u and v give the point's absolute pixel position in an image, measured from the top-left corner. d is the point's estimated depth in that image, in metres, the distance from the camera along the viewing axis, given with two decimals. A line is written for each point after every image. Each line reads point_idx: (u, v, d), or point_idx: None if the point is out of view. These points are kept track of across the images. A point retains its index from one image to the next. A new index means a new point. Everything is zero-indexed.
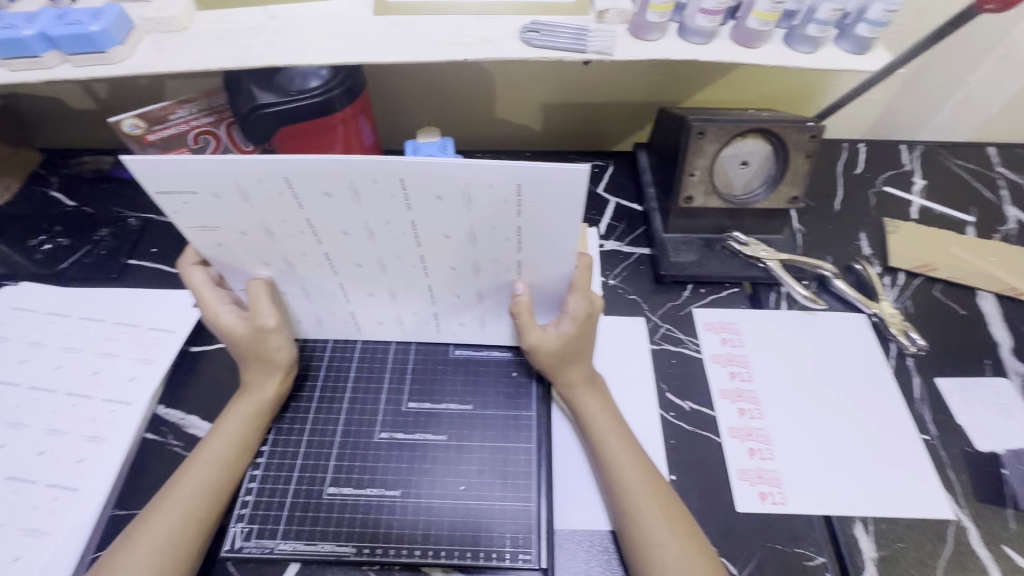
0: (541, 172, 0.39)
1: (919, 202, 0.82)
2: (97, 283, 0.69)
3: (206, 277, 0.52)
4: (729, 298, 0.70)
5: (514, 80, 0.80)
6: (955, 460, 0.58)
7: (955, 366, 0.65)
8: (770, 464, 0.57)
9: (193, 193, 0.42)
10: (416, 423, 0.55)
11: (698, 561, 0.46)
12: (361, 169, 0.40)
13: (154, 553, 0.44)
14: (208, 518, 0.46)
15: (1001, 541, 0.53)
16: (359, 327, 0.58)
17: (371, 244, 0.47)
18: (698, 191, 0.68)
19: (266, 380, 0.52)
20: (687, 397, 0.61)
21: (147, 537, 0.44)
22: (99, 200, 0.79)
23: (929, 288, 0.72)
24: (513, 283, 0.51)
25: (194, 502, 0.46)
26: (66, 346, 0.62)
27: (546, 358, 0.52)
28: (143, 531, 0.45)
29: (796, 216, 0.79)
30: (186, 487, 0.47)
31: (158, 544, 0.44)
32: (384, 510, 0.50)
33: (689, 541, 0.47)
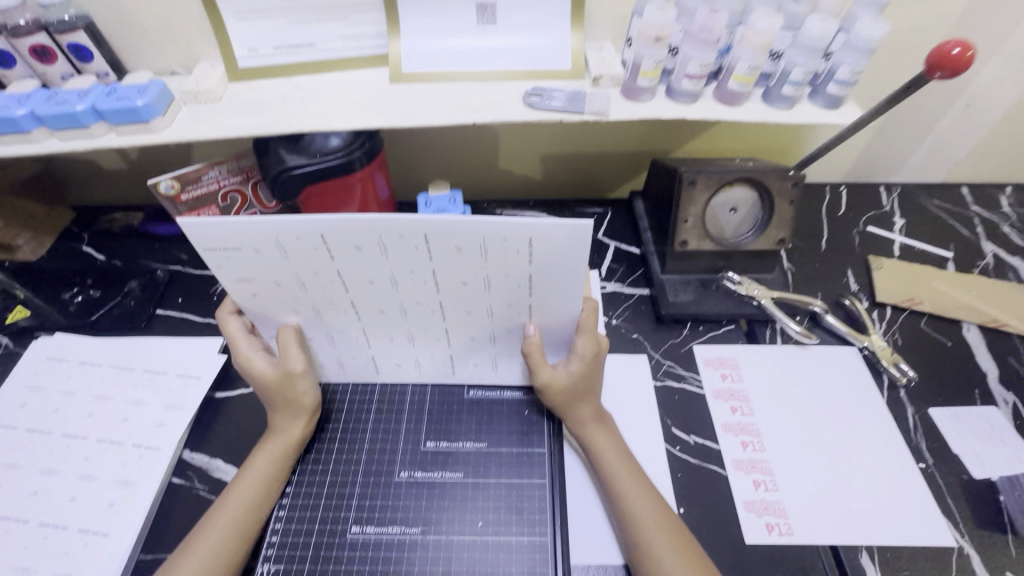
0: (551, 227, 0.44)
1: (900, 240, 0.87)
2: (126, 332, 0.73)
3: (240, 325, 0.56)
4: (726, 335, 0.73)
5: (516, 137, 0.86)
6: (953, 487, 0.60)
7: (946, 396, 0.68)
8: (775, 495, 0.59)
9: (236, 248, 0.47)
10: (433, 461, 0.57)
11: None
12: (389, 226, 0.44)
13: None
14: (237, 559, 0.48)
15: (1004, 568, 0.55)
16: (378, 369, 0.62)
17: (394, 292, 0.51)
18: (692, 236, 0.73)
19: (292, 423, 0.55)
20: (691, 431, 0.64)
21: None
22: (128, 253, 0.83)
23: (915, 321, 0.76)
24: (524, 326, 0.54)
25: (224, 542, 0.48)
26: (98, 394, 0.65)
27: (557, 396, 0.55)
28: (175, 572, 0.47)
29: (786, 255, 0.84)
30: (216, 528, 0.49)
31: None
32: (405, 548, 0.52)
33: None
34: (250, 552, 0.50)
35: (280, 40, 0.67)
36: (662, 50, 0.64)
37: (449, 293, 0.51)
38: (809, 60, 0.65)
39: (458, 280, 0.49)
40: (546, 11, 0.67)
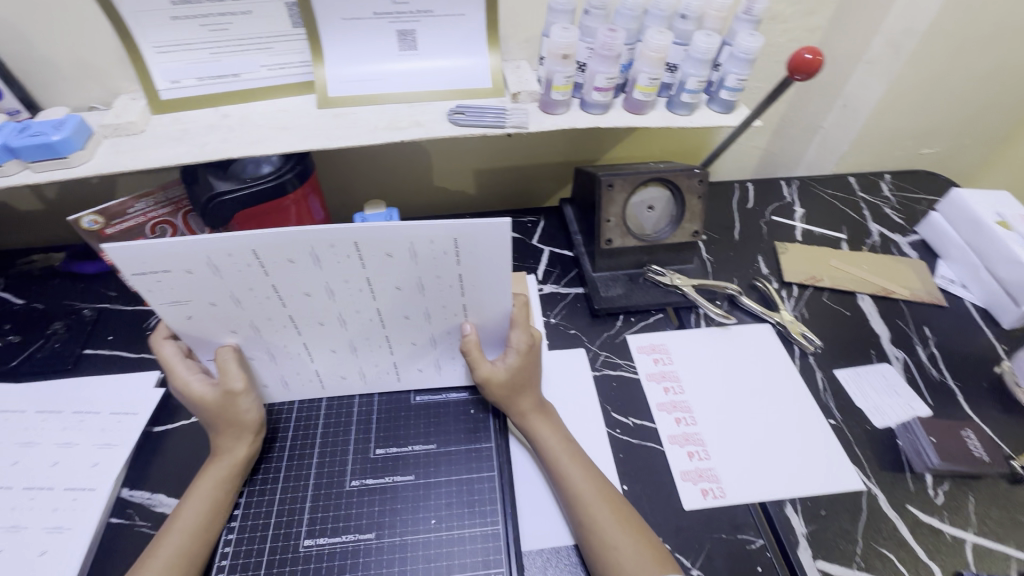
0: (473, 226, 0.47)
1: (802, 226, 0.97)
2: (51, 375, 0.70)
3: (176, 350, 0.56)
4: (656, 323, 0.79)
5: (448, 155, 0.90)
6: (859, 437, 0.67)
7: (848, 359, 0.76)
8: (707, 462, 0.64)
9: (166, 271, 0.47)
10: (384, 467, 0.59)
11: (652, 556, 0.50)
12: (319, 237, 0.46)
13: None
14: None
15: (906, 502, 0.62)
16: (323, 383, 0.63)
17: (331, 303, 0.53)
18: (616, 234, 0.79)
19: (236, 443, 0.55)
20: (630, 413, 0.69)
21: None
22: (51, 295, 0.80)
23: (818, 296, 0.84)
24: (462, 325, 0.57)
25: (169, 571, 0.47)
26: (23, 442, 0.62)
27: (498, 389, 0.58)
28: None
29: (704, 247, 0.92)
30: (159, 557, 0.48)
31: None
32: (361, 554, 0.52)
33: (644, 543, 0.51)
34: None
35: (203, 71, 0.68)
36: (570, 66, 0.70)
37: (385, 300, 0.53)
38: (700, 70, 0.73)
39: (393, 285, 0.52)
40: (463, 35, 0.72)
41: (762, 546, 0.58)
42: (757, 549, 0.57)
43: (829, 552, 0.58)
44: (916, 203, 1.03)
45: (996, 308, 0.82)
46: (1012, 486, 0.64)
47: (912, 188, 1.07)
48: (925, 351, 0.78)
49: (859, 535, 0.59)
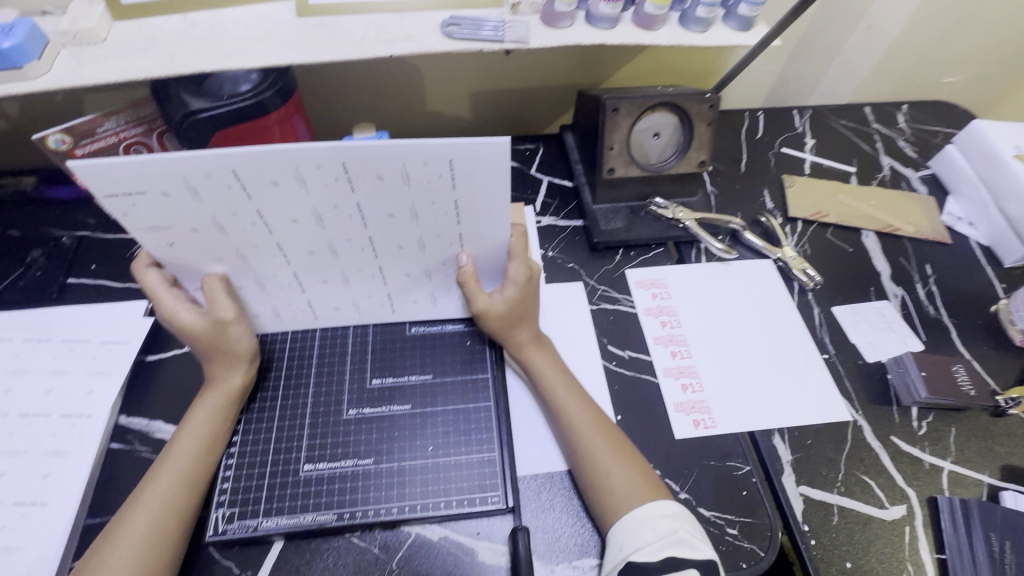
0: (470, 146, 0.44)
1: (811, 158, 0.93)
2: (35, 305, 0.68)
3: (160, 278, 0.53)
4: (655, 257, 0.77)
5: (441, 75, 0.84)
6: (850, 371, 0.68)
7: (847, 295, 0.75)
8: (701, 394, 0.65)
9: (141, 192, 0.44)
10: (381, 396, 0.59)
11: (642, 482, 0.52)
12: (303, 156, 0.43)
13: (138, 544, 0.46)
14: (189, 508, 0.49)
15: (890, 433, 0.64)
16: (316, 314, 0.62)
17: (321, 231, 0.50)
18: (619, 163, 0.75)
19: (231, 372, 0.55)
20: (626, 346, 0.69)
21: (127, 528, 0.46)
22: (25, 222, 0.76)
23: (822, 231, 0.83)
24: (458, 256, 0.55)
25: (171, 494, 0.49)
26: (13, 369, 0.61)
27: (495, 321, 0.57)
28: (122, 527, 0.46)
29: (709, 179, 0.88)
30: (161, 480, 0.49)
31: (141, 535, 0.46)
32: (359, 478, 0.54)
33: (635, 469, 0.53)
34: (201, 501, 0.51)
35: None
36: None
37: (378, 228, 0.51)
38: None
39: (385, 212, 0.49)
40: None
41: (749, 472, 0.59)
42: (744, 474, 0.59)
43: (812, 477, 0.60)
44: (932, 135, 0.99)
45: (1000, 246, 0.81)
46: (993, 419, 0.66)
47: (929, 119, 1.02)
48: (924, 289, 0.77)
49: (842, 462, 0.61)
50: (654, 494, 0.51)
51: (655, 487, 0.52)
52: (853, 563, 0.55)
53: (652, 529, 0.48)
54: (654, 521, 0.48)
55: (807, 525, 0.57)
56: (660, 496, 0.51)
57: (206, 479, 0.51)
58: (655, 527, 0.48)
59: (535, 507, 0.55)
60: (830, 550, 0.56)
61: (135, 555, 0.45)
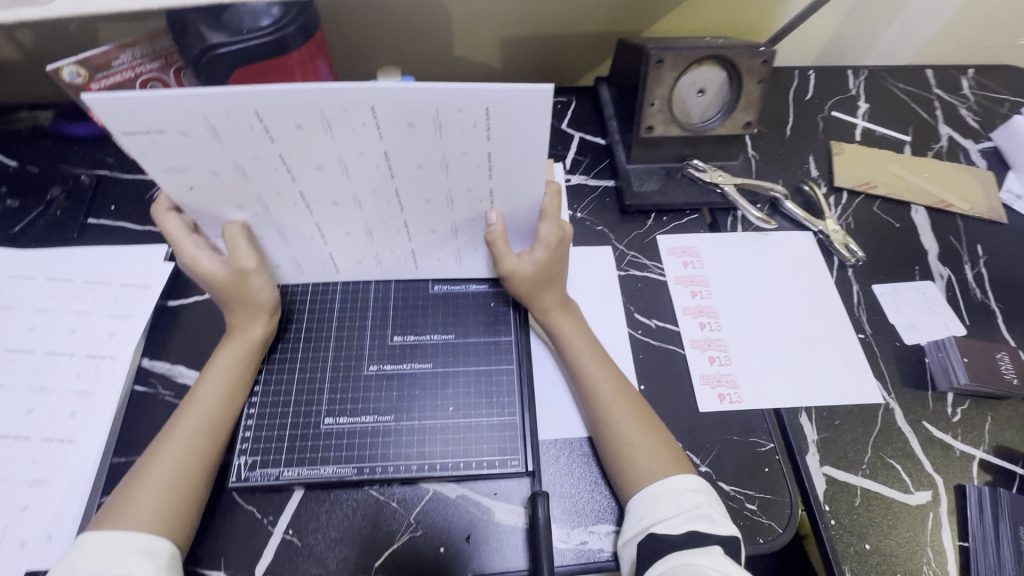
0: (508, 93, 0.40)
1: (863, 124, 0.86)
2: (57, 244, 0.67)
3: (180, 223, 0.51)
4: (689, 224, 0.74)
5: (471, 15, 0.78)
6: (885, 353, 0.65)
7: (890, 273, 0.72)
8: (728, 368, 0.63)
9: (160, 130, 0.42)
10: (402, 353, 0.59)
11: (666, 455, 0.51)
12: (330, 98, 0.40)
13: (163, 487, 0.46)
14: (212, 454, 0.49)
15: (921, 418, 0.62)
16: (338, 268, 0.60)
17: (345, 180, 0.48)
18: (658, 120, 0.70)
19: (253, 322, 0.54)
20: (653, 315, 0.66)
21: (152, 471, 0.46)
22: (44, 158, 0.74)
23: (868, 204, 0.78)
24: (486, 214, 0.52)
25: (195, 439, 0.49)
26: (37, 307, 0.61)
27: (522, 282, 0.56)
28: (147, 469, 0.47)
29: (751, 142, 0.83)
30: (185, 426, 0.49)
31: (166, 478, 0.46)
32: (379, 434, 0.54)
33: (660, 441, 0.52)
34: (224, 448, 0.51)
35: None
36: None
37: (405, 180, 0.48)
38: None
39: (413, 162, 0.46)
40: None
41: (772, 449, 0.58)
42: (767, 451, 0.58)
43: (836, 458, 0.59)
44: (998, 104, 0.91)
45: None
46: None
47: (997, 86, 0.93)
48: (973, 270, 0.73)
49: (869, 445, 0.60)
50: (678, 467, 0.50)
51: (679, 460, 0.51)
52: (871, 544, 0.54)
53: (673, 501, 0.47)
54: (676, 494, 0.48)
55: (828, 505, 0.56)
56: (683, 469, 0.50)
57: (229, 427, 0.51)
58: (676, 500, 0.47)
59: (554, 471, 0.55)
60: (849, 530, 0.55)
61: (161, 497, 0.45)
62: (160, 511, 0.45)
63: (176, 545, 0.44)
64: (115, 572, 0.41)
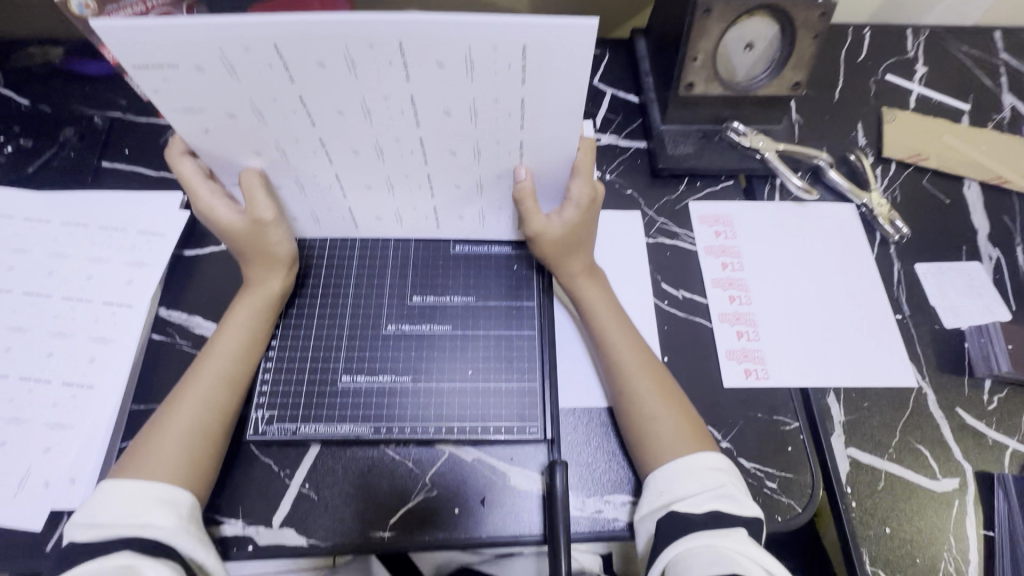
0: (548, 30, 0.37)
1: (918, 90, 0.80)
2: (71, 187, 0.65)
3: (196, 168, 0.49)
4: (723, 191, 0.70)
5: None
6: (923, 335, 0.62)
7: (935, 252, 0.68)
8: (756, 343, 0.60)
9: (173, 65, 0.39)
10: (420, 314, 0.57)
11: (690, 427, 0.49)
12: (355, 32, 0.37)
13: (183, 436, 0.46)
14: (232, 406, 0.49)
15: (955, 405, 0.59)
16: (357, 223, 0.58)
17: (368, 127, 0.45)
18: (700, 78, 0.65)
19: (270, 276, 0.53)
20: (680, 286, 0.64)
21: (171, 422, 0.46)
22: (57, 97, 0.72)
23: (917, 177, 0.73)
24: (515, 169, 0.49)
25: (213, 391, 0.48)
26: (53, 252, 0.60)
27: (549, 245, 0.53)
28: (167, 418, 0.47)
29: (795, 105, 0.77)
30: (202, 378, 0.49)
31: (185, 428, 0.46)
32: (397, 394, 0.53)
33: (684, 413, 0.50)
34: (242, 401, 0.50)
35: None
36: None
37: (430, 129, 0.45)
38: None
39: (441, 109, 0.43)
40: None
41: (797, 429, 0.57)
42: (791, 430, 0.57)
43: (862, 440, 0.57)
44: None
45: None
46: None
47: None
48: None
49: (898, 429, 0.58)
50: (701, 443, 0.49)
51: (703, 434, 0.50)
52: (892, 528, 0.54)
53: (696, 480, 0.46)
54: (698, 470, 0.47)
55: (850, 487, 0.55)
56: (706, 445, 0.49)
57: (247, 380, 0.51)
58: (699, 478, 0.46)
59: (571, 440, 0.54)
60: (869, 513, 0.54)
61: (180, 448, 0.45)
62: (180, 462, 0.45)
63: (196, 496, 0.45)
64: (133, 521, 0.41)
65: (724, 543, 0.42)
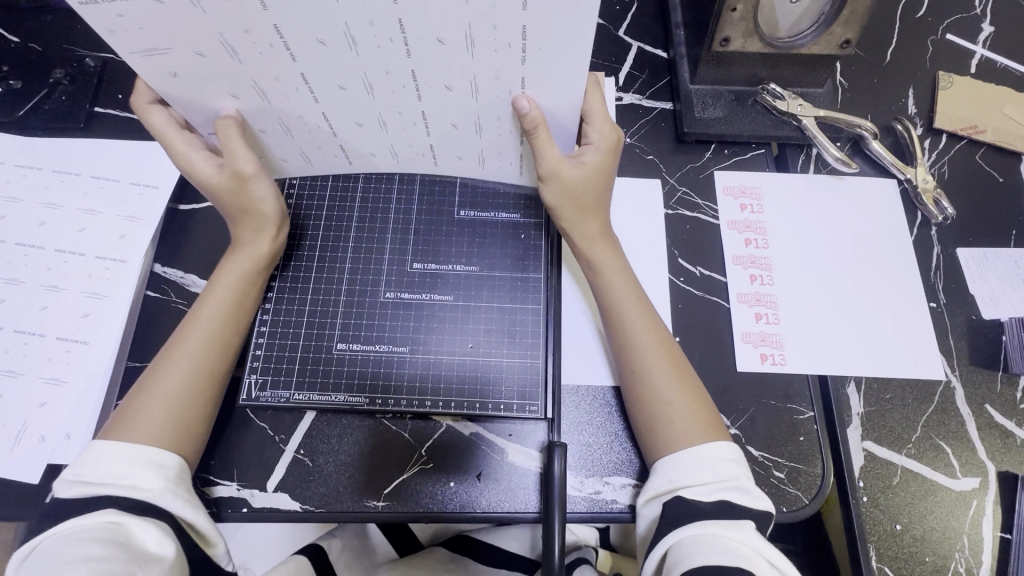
0: None
1: (982, 53, 0.72)
2: (62, 133, 0.62)
3: (168, 118, 0.47)
4: (753, 160, 0.64)
5: None
6: (958, 326, 0.58)
7: (980, 236, 0.62)
8: (775, 327, 0.57)
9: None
10: (421, 283, 0.54)
11: (696, 400, 0.47)
12: None
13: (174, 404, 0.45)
14: (222, 371, 0.47)
15: (985, 402, 0.56)
16: (349, 160, 0.54)
17: (353, 60, 0.41)
18: (737, 32, 0.59)
19: (257, 235, 0.50)
20: (698, 262, 0.60)
21: (157, 385, 0.45)
22: (48, 35, 0.67)
23: (970, 152, 0.66)
24: (514, 98, 0.44)
25: (203, 356, 0.47)
26: (44, 202, 0.58)
27: (564, 185, 0.49)
28: (154, 386, 0.45)
29: (841, 66, 0.70)
30: (188, 345, 0.47)
31: (176, 395, 0.45)
32: (394, 365, 0.51)
33: (689, 382, 0.48)
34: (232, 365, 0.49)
35: None
36: None
37: (424, 63, 0.42)
38: None
39: (432, 35, 0.39)
40: None
41: (811, 418, 0.54)
42: (804, 420, 0.54)
43: (880, 434, 0.54)
44: None
45: None
46: None
47: None
48: None
49: (920, 423, 0.55)
50: (712, 431, 0.46)
51: (715, 421, 0.47)
52: (903, 526, 0.52)
53: (708, 470, 0.44)
54: (708, 462, 0.44)
55: (862, 481, 0.52)
56: (718, 432, 0.46)
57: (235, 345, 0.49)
58: (712, 468, 0.44)
59: (572, 419, 0.52)
60: (880, 509, 0.52)
61: (167, 412, 0.44)
62: (166, 425, 0.44)
63: (183, 458, 0.44)
64: (123, 481, 0.41)
65: (722, 529, 0.41)
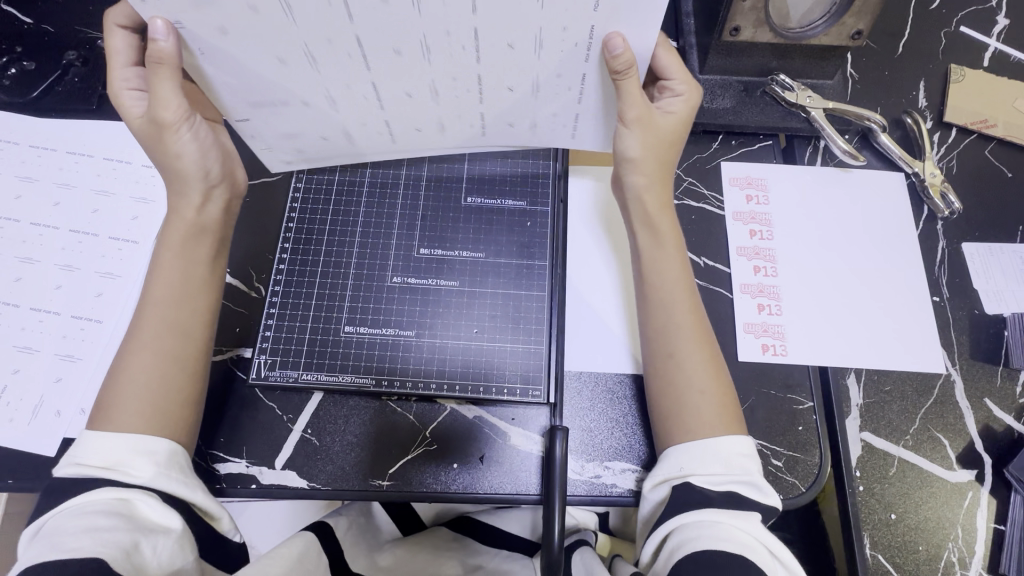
0: None
1: (996, 46, 0.71)
2: (75, 114, 0.63)
3: (122, 43, 0.47)
4: (761, 152, 0.64)
5: None
6: (960, 320, 0.59)
7: (986, 231, 0.62)
8: (776, 319, 0.57)
9: None
10: (427, 268, 0.55)
11: (712, 385, 0.48)
12: None
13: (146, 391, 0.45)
14: (176, 351, 0.46)
15: (984, 395, 0.56)
16: (391, 136, 0.53)
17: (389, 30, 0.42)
18: (748, 22, 0.58)
19: (188, 203, 0.49)
20: (702, 253, 0.60)
21: (128, 377, 0.45)
22: (58, 15, 0.67)
23: (979, 146, 0.66)
24: (608, 37, 0.42)
25: (163, 341, 0.46)
26: (59, 181, 0.59)
27: (648, 129, 0.49)
28: (126, 371, 0.45)
29: (852, 57, 0.69)
30: (148, 332, 0.46)
31: (149, 380, 0.45)
32: (399, 348, 0.52)
33: (711, 368, 0.48)
34: (205, 346, 0.48)
35: None
36: None
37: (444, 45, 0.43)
38: None
39: None
40: None
41: (810, 408, 0.54)
42: (804, 410, 0.54)
43: (880, 426, 0.55)
44: None
45: None
46: None
47: None
48: None
49: (919, 416, 0.55)
50: (732, 426, 0.47)
51: (735, 412, 0.47)
52: (897, 515, 0.53)
53: (721, 463, 0.45)
54: (720, 455, 0.45)
55: (859, 472, 0.53)
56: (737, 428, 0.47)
57: (198, 325, 0.48)
58: (725, 461, 0.45)
59: (576, 405, 0.53)
60: (876, 501, 0.53)
61: (146, 399, 0.44)
62: (147, 416, 0.44)
63: (174, 444, 0.44)
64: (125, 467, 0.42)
65: (727, 517, 0.42)
